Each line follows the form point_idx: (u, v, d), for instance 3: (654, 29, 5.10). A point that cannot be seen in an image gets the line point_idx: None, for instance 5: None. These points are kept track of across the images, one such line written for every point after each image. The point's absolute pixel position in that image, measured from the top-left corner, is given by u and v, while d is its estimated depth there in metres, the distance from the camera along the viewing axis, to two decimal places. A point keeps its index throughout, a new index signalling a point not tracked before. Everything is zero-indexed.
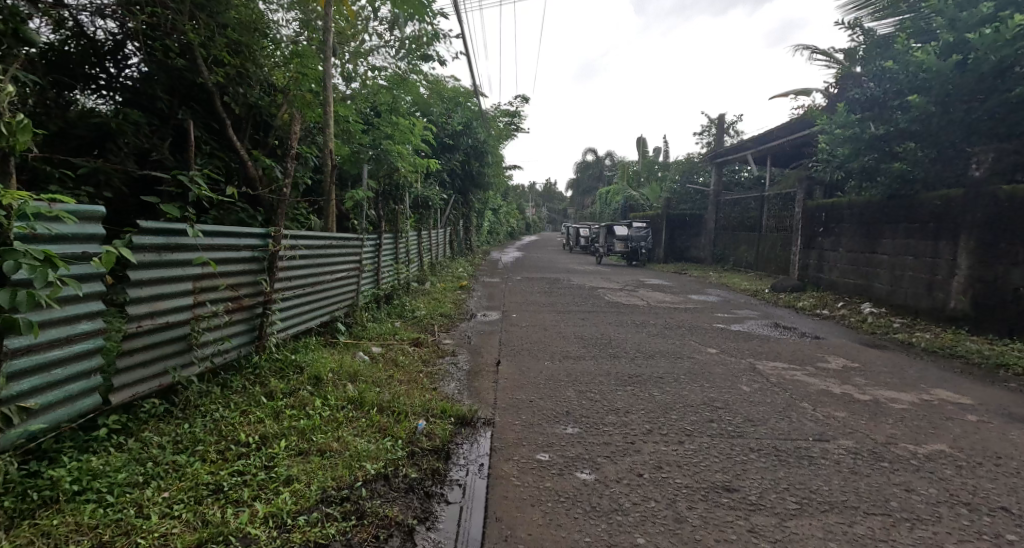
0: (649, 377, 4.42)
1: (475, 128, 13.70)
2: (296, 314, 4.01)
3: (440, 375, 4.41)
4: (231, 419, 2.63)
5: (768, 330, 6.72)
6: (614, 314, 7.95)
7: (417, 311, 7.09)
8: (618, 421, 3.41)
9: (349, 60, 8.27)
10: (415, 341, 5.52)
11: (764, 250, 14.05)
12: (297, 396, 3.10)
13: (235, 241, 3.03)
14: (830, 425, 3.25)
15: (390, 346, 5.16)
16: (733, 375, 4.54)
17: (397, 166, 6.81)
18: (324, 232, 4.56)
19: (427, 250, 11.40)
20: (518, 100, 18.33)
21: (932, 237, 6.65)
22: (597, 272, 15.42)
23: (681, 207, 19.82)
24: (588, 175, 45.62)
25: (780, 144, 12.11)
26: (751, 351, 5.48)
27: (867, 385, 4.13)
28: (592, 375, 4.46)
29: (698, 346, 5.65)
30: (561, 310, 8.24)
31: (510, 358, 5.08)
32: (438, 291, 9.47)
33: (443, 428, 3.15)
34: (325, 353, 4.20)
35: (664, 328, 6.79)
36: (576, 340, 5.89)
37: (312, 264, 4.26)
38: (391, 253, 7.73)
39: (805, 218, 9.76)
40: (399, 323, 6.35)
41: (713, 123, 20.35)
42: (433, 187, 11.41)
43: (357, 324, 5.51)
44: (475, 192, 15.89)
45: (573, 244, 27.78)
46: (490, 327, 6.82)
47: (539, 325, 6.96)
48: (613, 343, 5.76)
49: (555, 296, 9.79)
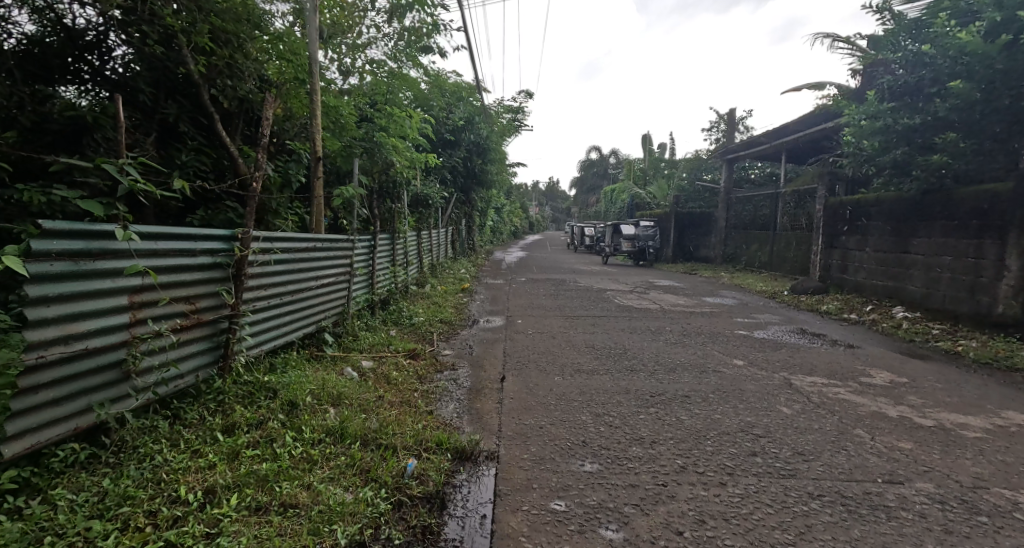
0: (674, 397, 3.91)
1: (477, 123, 13.18)
2: (272, 326, 3.53)
3: (437, 395, 3.90)
4: (175, 464, 2.14)
5: (795, 337, 6.20)
6: (625, 319, 7.42)
7: (415, 318, 6.61)
8: (644, 455, 2.91)
9: (346, 52, 7.80)
10: (411, 352, 5.03)
11: (779, 250, 13.50)
12: (263, 430, 2.60)
13: (189, 245, 2.53)
14: (898, 460, 2.76)
15: (382, 359, 4.68)
16: (767, 392, 4.03)
17: (393, 161, 6.33)
18: (307, 234, 4.08)
19: (427, 251, 10.90)
20: (522, 95, 17.77)
21: (975, 236, 6.15)
22: (604, 273, 14.88)
23: (689, 206, 19.28)
24: (592, 173, 45.06)
25: (797, 139, 11.57)
26: (782, 362, 4.96)
27: (925, 406, 3.63)
28: (610, 395, 3.95)
29: (724, 358, 5.13)
30: (569, 315, 7.73)
31: (516, 373, 4.58)
32: (439, 294, 8.97)
33: (437, 467, 2.65)
34: (306, 370, 3.72)
35: (681, 335, 6.26)
36: (589, 351, 5.37)
37: (290, 270, 3.77)
38: (387, 255, 7.24)
39: (826, 216, 9.23)
40: (395, 331, 5.86)
41: (723, 119, 19.81)
42: (434, 185, 10.89)
43: (347, 334, 5.03)
44: (477, 190, 15.34)
45: (577, 244, 27.23)
46: (494, 335, 6.33)
47: (546, 332, 6.45)
48: (629, 355, 5.24)
49: (562, 300, 9.27)
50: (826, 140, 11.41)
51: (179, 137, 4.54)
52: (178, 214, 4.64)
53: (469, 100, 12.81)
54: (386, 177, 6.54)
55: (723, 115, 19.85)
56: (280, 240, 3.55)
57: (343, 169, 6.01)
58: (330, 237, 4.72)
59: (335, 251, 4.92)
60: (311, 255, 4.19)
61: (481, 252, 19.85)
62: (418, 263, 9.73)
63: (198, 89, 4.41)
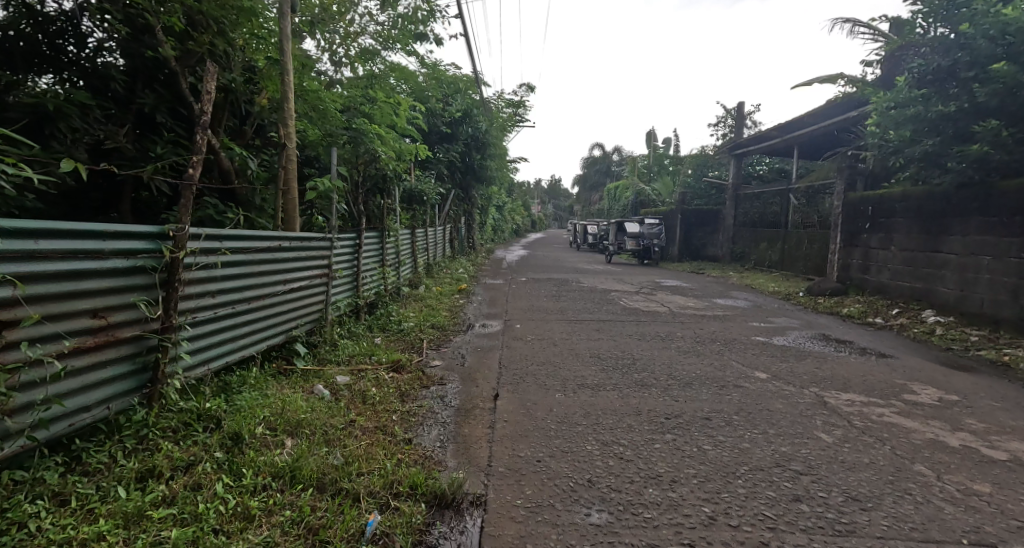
0: (693, 420, 3.38)
1: (476, 116, 12.66)
2: (223, 339, 3.01)
3: (419, 418, 3.38)
4: (49, 537, 1.67)
5: (819, 345, 5.66)
6: (632, 323, 6.88)
7: (404, 323, 6.11)
8: (664, 501, 2.40)
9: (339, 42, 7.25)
10: (395, 364, 4.52)
11: (791, 249, 12.95)
12: (191, 476, 2.10)
13: (89, 246, 2.04)
14: (980, 511, 2.26)
15: (361, 373, 4.18)
16: (800, 413, 3.51)
17: (381, 153, 5.81)
18: (269, 231, 3.56)
19: (421, 250, 10.36)
20: (523, 88, 17.18)
21: (1018, 234, 5.66)
22: (608, 272, 14.37)
23: (696, 203, 18.73)
24: (595, 171, 44.52)
25: (813, 132, 10.98)
26: (810, 375, 4.43)
27: (989, 433, 3.12)
28: (618, 418, 3.43)
29: (744, 370, 4.60)
30: (572, 319, 7.21)
31: (511, 389, 4.06)
32: (433, 296, 8.46)
33: (407, 524, 2.14)
34: (265, 391, 3.21)
35: (695, 343, 5.73)
36: (597, 362, 4.86)
37: (248, 273, 3.25)
38: (375, 255, 6.73)
39: (845, 213, 8.68)
40: (381, 339, 5.36)
41: (730, 113, 19.23)
42: (429, 181, 10.38)
43: (324, 344, 4.52)
44: (476, 187, 14.78)
45: (579, 242, 26.65)
46: (491, 343, 5.82)
47: (547, 339, 5.94)
48: (638, 368, 4.72)
49: (564, 302, 8.74)
50: (843, 132, 10.86)
51: (154, 129, 4.10)
52: (138, 211, 4.15)
53: (467, 92, 12.29)
54: (372, 170, 6.02)
55: (731, 109, 19.27)
56: (232, 238, 3.02)
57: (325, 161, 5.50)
58: (303, 234, 4.21)
59: (309, 250, 4.41)
60: (275, 256, 3.68)
61: (481, 251, 19.30)
62: (411, 263, 9.20)
63: (177, 78, 4.02)
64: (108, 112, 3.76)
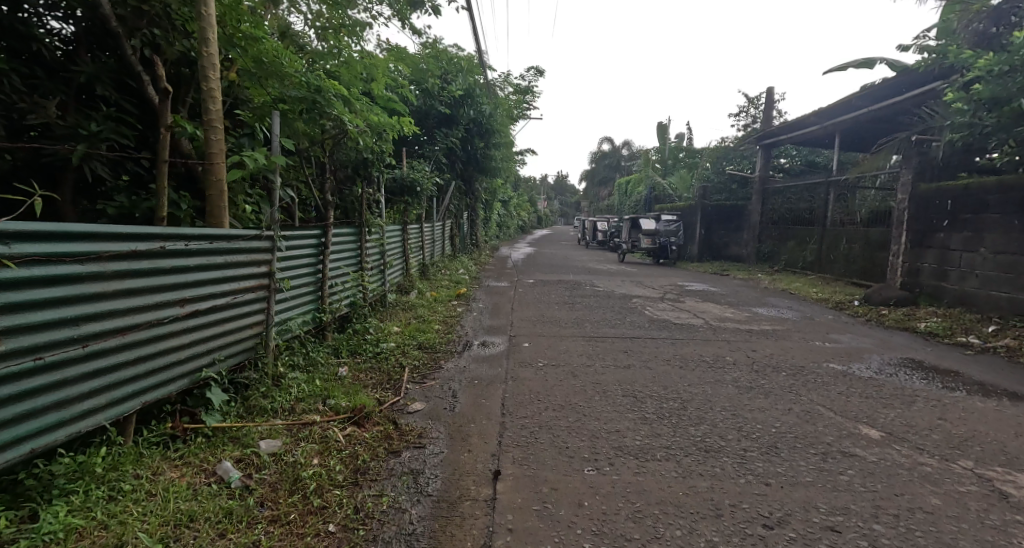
0: (813, 533, 2.13)
1: (479, 98, 11.25)
2: (18, 415, 1.81)
3: (372, 530, 2.14)
4: None
5: (917, 376, 4.38)
6: (665, 342, 5.62)
7: (383, 344, 4.87)
8: None
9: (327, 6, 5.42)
10: (357, 412, 3.25)
11: (832, 249, 11.62)
12: None
13: None
14: None
15: (302, 430, 2.92)
16: (976, 513, 2.25)
17: (351, 126, 4.51)
18: (141, 226, 2.27)
19: (414, 250, 9.13)
20: (531, 73, 15.92)
21: None
22: (623, 273, 13.11)
23: (717, 199, 17.37)
24: (604, 165, 43.17)
25: (872, 112, 9.52)
26: (941, 432, 3.13)
27: None
28: (690, 531, 2.18)
29: (842, 422, 3.30)
30: (591, 336, 5.94)
31: (516, 459, 2.82)
32: (426, 303, 7.22)
33: None
34: (115, 488, 2.02)
35: (753, 374, 4.46)
36: (635, 410, 3.59)
37: (83, 297, 2.01)
38: (349, 257, 5.48)
39: (914, 207, 7.35)
40: (348, 370, 4.11)
41: (754, 101, 17.85)
42: (425, 170, 9.11)
43: (260, 385, 3.26)
44: (480, 178, 13.56)
45: (589, 239, 25.37)
46: (492, 372, 4.55)
47: (563, 366, 4.68)
48: (691, 417, 3.44)
49: (579, 311, 7.45)
50: (907, 115, 9.46)
51: (89, 102, 3.21)
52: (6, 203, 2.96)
53: (471, 71, 10.93)
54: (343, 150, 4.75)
55: (756, 98, 17.86)
56: (26, 243, 1.82)
57: (284, 136, 4.27)
58: (228, 230, 2.94)
59: (241, 253, 3.14)
60: (161, 263, 2.40)
61: (484, 248, 18.07)
62: (400, 264, 7.96)
63: (119, 40, 3.10)
64: (31, 79, 2.92)
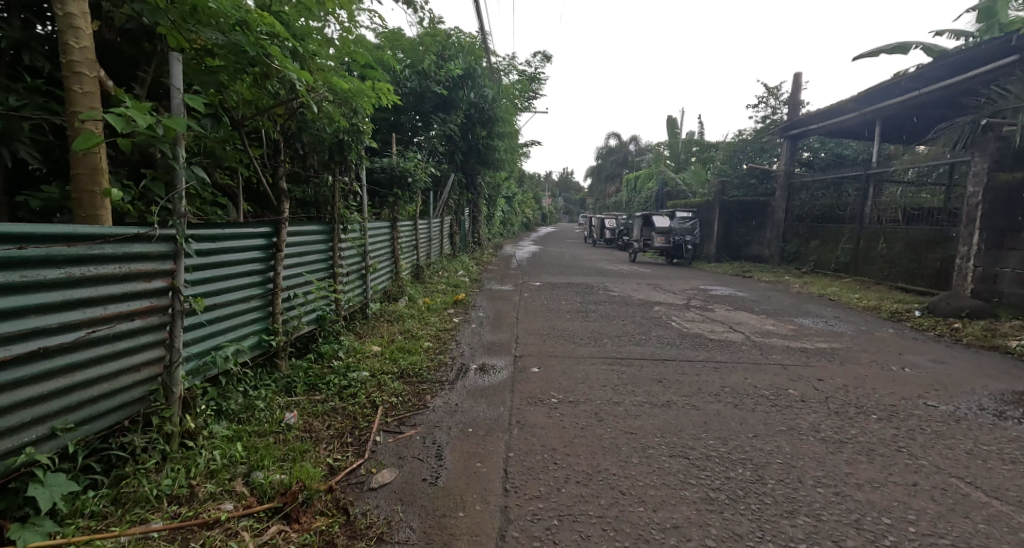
0: None
1: (480, 80, 10.17)
2: None
3: None
4: None
5: None
6: (706, 367, 4.56)
7: (355, 373, 3.83)
8: None
9: None
10: (288, 498, 2.21)
11: (869, 249, 10.52)
12: None
13: None
14: None
15: (196, 541, 1.92)
16: None
17: (299, 84, 3.28)
18: None
19: (405, 250, 8.09)
20: (538, 59, 14.84)
21: None
22: (637, 275, 12.06)
23: (735, 195, 16.25)
24: (610, 161, 42.02)
25: (932, 92, 8.47)
26: None
27: None
28: None
29: (1006, 513, 2.28)
30: (613, 357, 4.88)
31: None
32: (415, 313, 6.17)
33: None
34: None
35: (835, 418, 3.40)
36: (692, 485, 2.54)
37: None
38: (314, 261, 4.41)
39: (993, 203, 6.30)
40: (297, 417, 3.07)
41: (775, 91, 16.74)
42: (419, 159, 8.07)
43: (150, 454, 2.22)
44: (481, 171, 12.49)
45: (595, 238, 24.25)
46: (492, 412, 3.50)
47: (584, 404, 3.63)
48: (781, 499, 2.41)
49: (595, 322, 6.40)
50: (971, 96, 8.33)
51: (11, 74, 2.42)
52: None
53: (472, 50, 9.88)
54: (298, 111, 3.62)
55: (777, 87, 16.74)
56: None
57: (227, 104, 3.25)
58: (75, 228, 1.90)
59: (115, 261, 2.08)
60: None
61: (487, 247, 16.97)
62: (387, 267, 6.91)
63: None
64: None
